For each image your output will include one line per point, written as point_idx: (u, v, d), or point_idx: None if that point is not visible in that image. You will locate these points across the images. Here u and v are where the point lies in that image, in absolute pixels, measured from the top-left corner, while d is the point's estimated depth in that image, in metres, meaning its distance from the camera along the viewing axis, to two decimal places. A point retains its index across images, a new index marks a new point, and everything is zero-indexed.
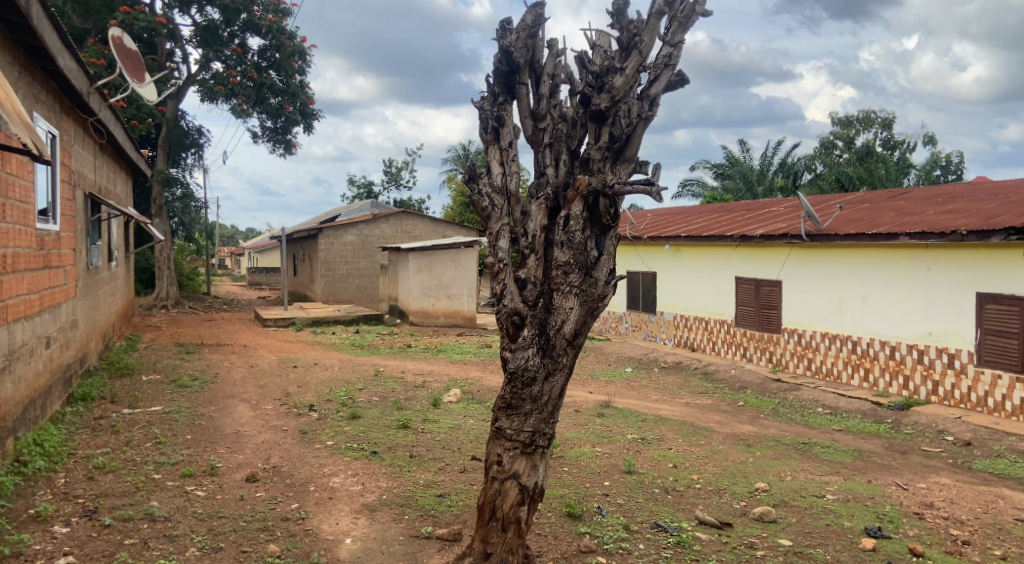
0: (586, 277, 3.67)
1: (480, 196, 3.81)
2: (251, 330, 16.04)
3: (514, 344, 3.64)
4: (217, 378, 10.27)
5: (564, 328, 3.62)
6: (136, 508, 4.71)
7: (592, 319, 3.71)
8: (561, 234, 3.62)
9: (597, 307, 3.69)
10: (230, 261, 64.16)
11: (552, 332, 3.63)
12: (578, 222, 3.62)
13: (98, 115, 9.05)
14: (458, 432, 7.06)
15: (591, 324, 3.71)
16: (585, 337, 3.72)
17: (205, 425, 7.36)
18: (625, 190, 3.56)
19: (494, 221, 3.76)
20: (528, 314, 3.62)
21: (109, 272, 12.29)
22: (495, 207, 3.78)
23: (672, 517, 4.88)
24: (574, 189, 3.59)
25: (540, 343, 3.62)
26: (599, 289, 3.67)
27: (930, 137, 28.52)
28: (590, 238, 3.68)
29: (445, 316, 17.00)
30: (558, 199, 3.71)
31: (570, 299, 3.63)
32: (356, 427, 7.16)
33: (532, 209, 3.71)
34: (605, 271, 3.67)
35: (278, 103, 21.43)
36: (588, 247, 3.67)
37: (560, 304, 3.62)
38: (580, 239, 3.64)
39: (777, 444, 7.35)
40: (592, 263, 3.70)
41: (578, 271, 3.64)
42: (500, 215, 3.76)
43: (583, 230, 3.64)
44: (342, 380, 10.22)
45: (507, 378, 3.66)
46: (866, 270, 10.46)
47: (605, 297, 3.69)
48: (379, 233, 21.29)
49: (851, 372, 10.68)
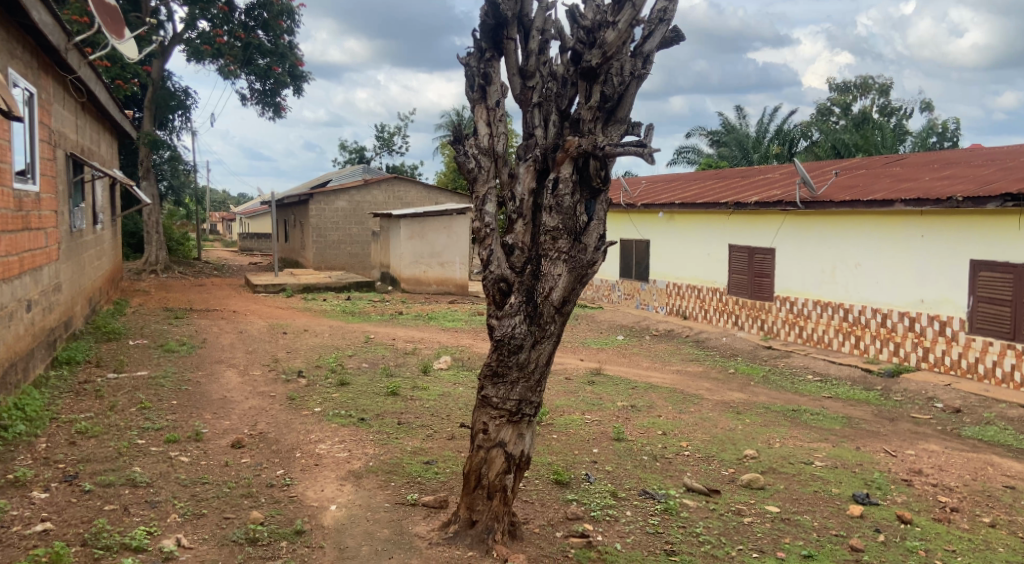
0: (576, 243, 3.53)
1: (466, 157, 3.70)
2: (242, 295, 15.92)
3: (501, 311, 3.58)
4: (206, 343, 10.19)
5: (553, 295, 3.50)
6: (117, 474, 4.66)
7: (581, 285, 3.59)
8: (550, 198, 3.49)
9: (586, 273, 3.56)
10: (221, 228, 63.70)
11: (539, 300, 3.52)
12: (567, 184, 3.47)
13: (78, 73, 8.83)
14: (447, 399, 7.02)
15: (580, 290, 3.58)
16: (574, 303, 3.60)
17: (192, 391, 7.30)
18: (617, 152, 3.42)
19: (481, 184, 3.68)
20: (514, 281, 3.56)
21: (94, 236, 12.13)
22: (482, 169, 3.69)
23: (661, 484, 4.85)
24: (563, 150, 3.45)
25: (527, 310, 3.53)
26: (588, 255, 3.54)
27: (927, 104, 28.31)
28: (580, 201, 3.55)
29: (437, 284, 16.91)
30: (547, 159, 3.59)
31: (558, 264, 3.50)
32: (344, 394, 7.11)
33: (520, 171, 3.61)
34: (595, 237, 3.54)
35: (267, 64, 21.02)
36: (579, 211, 3.54)
37: (547, 271, 3.51)
38: (569, 203, 3.49)
39: (767, 412, 7.34)
40: (582, 229, 3.56)
41: (567, 236, 3.50)
42: (487, 179, 3.68)
43: (573, 193, 3.50)
44: (333, 347, 10.16)
45: (493, 345, 3.59)
46: (859, 237, 10.40)
47: (595, 263, 3.56)
48: (370, 199, 21.06)
49: (842, 339, 10.69)
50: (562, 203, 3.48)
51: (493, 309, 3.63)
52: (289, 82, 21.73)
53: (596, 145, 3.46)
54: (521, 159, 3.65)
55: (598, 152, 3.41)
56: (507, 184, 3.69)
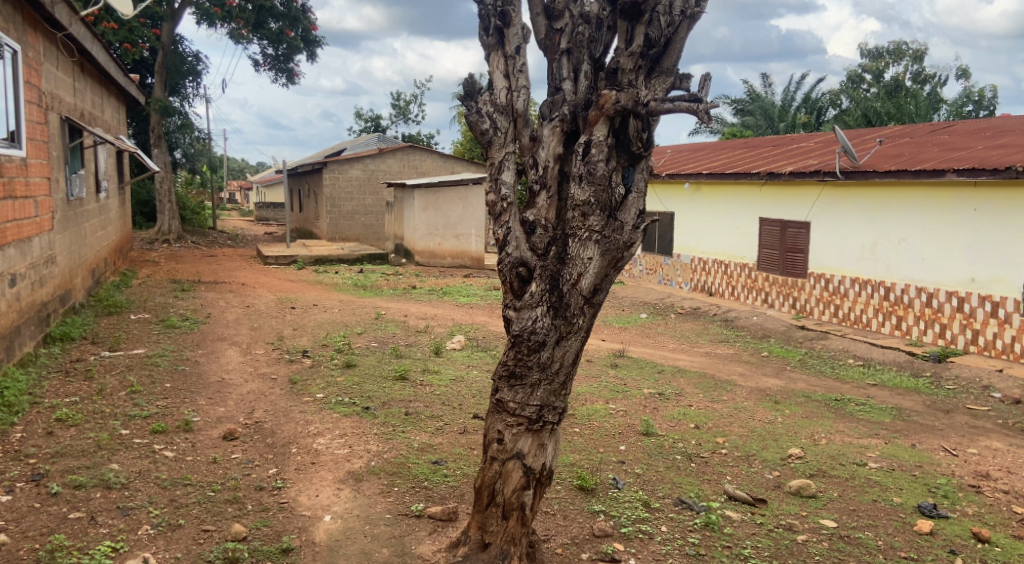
0: (612, 220, 2.96)
1: (479, 117, 3.08)
2: (252, 267, 15.46)
3: (519, 302, 3.00)
4: (210, 318, 9.73)
5: (581, 283, 2.96)
6: (91, 472, 4.19)
7: (614, 272, 3.03)
8: (582, 166, 2.91)
9: (622, 257, 3.00)
10: (239, 196, 63.46)
11: (568, 289, 2.96)
12: (600, 150, 2.90)
13: (69, 30, 8.28)
14: (459, 385, 6.50)
15: (613, 278, 3.03)
16: (606, 292, 3.05)
17: (189, 372, 6.83)
18: (664, 109, 2.84)
19: (497, 148, 3.08)
20: (536, 265, 2.98)
21: (97, 204, 11.68)
22: (498, 131, 3.08)
23: (699, 491, 4.32)
24: (597, 107, 2.87)
25: (551, 301, 2.96)
26: (625, 235, 2.98)
27: (963, 70, 27.03)
28: (617, 168, 2.97)
29: (452, 257, 16.37)
30: (577, 120, 3.03)
31: (590, 245, 2.94)
32: (350, 378, 6.60)
33: (544, 133, 3.03)
34: (634, 213, 2.98)
35: (279, 28, 20.39)
36: (616, 182, 2.97)
37: (576, 253, 2.95)
38: (603, 172, 2.91)
39: (809, 402, 6.75)
40: (617, 204, 2.99)
41: (599, 212, 2.93)
42: (505, 142, 3.09)
43: (610, 161, 2.93)
44: (342, 323, 9.67)
45: (510, 341, 3.03)
46: (903, 209, 9.70)
47: (634, 244, 3.01)
48: (385, 168, 20.45)
49: (882, 319, 10.01)
50: (596, 170, 2.90)
51: (510, 299, 3.07)
52: (303, 47, 21.11)
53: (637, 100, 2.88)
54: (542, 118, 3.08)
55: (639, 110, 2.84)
56: (529, 148, 3.11)
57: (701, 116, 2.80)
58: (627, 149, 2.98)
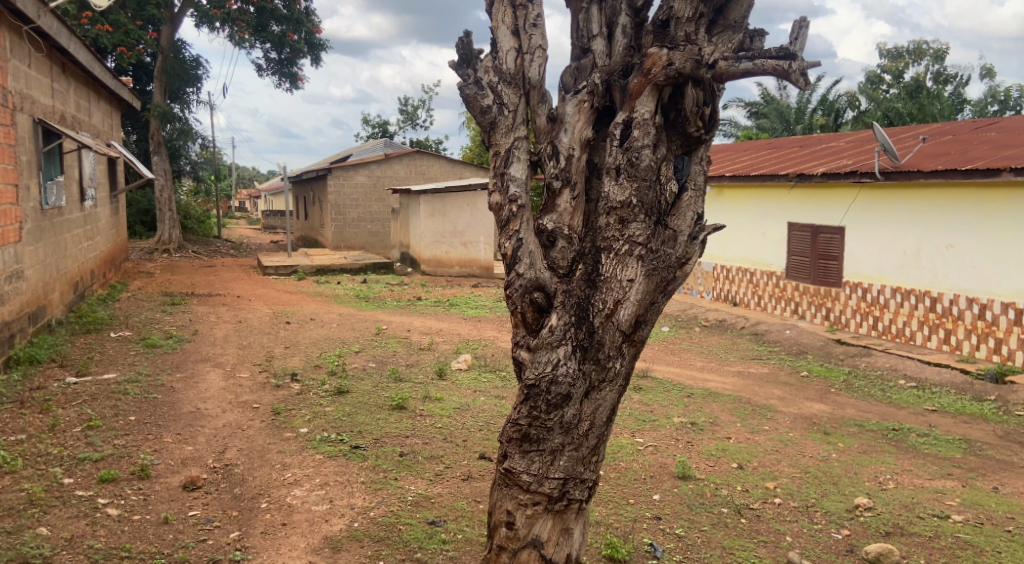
0: (658, 228, 2.50)
1: (480, 91, 2.66)
2: (250, 278, 14.73)
3: (535, 340, 2.45)
4: (197, 336, 8.98)
5: (619, 314, 2.42)
6: (9, 540, 3.42)
7: (662, 298, 2.52)
8: (624, 155, 2.50)
9: (671, 279, 2.51)
10: (249, 204, 63.03)
11: (602, 321, 2.42)
12: (643, 130, 2.49)
13: (37, 23, 7.57)
14: (464, 415, 5.73)
15: (661, 305, 2.52)
16: (651, 325, 2.51)
17: (160, 402, 6.06)
18: (739, 69, 2.64)
19: (503, 132, 2.64)
20: (558, 291, 2.47)
21: (81, 213, 10.98)
22: (505, 108, 2.65)
23: (754, 558, 3.53)
24: (643, 74, 2.47)
25: (579, 338, 2.42)
26: (677, 250, 2.50)
27: (987, 69, 25.97)
28: (666, 159, 2.55)
29: (460, 266, 15.55)
30: (612, 92, 2.63)
31: (632, 262, 2.45)
32: (340, 408, 5.82)
33: (567, 111, 2.61)
34: (690, 218, 2.52)
35: (281, 31, 19.72)
36: (664, 173, 2.53)
37: (613, 274, 2.45)
38: (650, 163, 2.49)
39: (863, 433, 5.92)
40: (668, 207, 2.53)
41: (643, 216, 2.48)
42: (512, 125, 2.66)
43: (658, 150, 2.52)
44: (338, 341, 8.90)
45: (524, 394, 2.44)
46: (949, 211, 8.85)
47: (688, 257, 2.52)
48: (391, 174, 19.77)
49: (928, 333, 9.14)
50: (641, 161, 2.47)
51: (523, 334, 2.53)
52: (307, 51, 20.45)
53: (700, 60, 2.47)
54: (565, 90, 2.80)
55: (704, 69, 2.48)
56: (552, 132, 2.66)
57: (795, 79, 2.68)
58: (682, 132, 2.56)
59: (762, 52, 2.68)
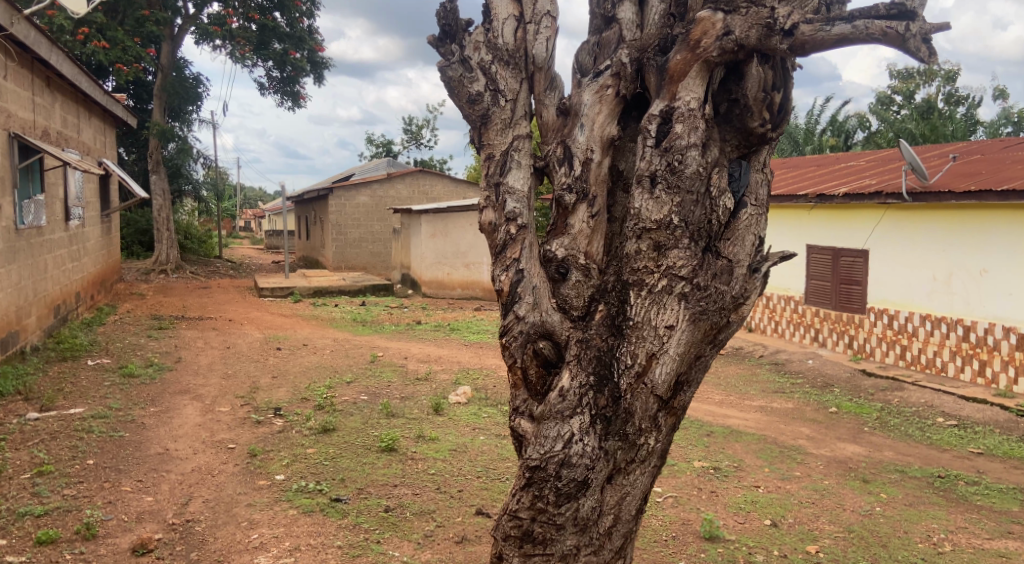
0: (705, 258, 2.49)
1: (470, 79, 2.86)
2: (244, 300, 14.19)
3: (543, 406, 2.56)
4: (179, 364, 8.42)
5: (656, 374, 2.44)
6: None
7: (711, 348, 2.55)
8: (669, 156, 2.48)
9: (725, 322, 2.52)
10: (253, 224, 62.71)
11: (630, 382, 2.44)
12: (688, 121, 2.50)
13: (8, 31, 7.09)
14: (461, 458, 5.14)
15: (709, 357, 2.55)
16: (692, 387, 2.55)
17: (126, 442, 5.49)
18: (830, 34, 2.51)
19: (495, 132, 2.85)
20: (572, 342, 2.57)
21: (66, 232, 10.47)
22: (498, 101, 2.85)
23: None
24: (690, 48, 2.51)
25: (598, 407, 2.48)
26: (734, 290, 2.52)
27: (1000, 91, 25.32)
28: (721, 161, 2.59)
29: (462, 288, 14.97)
30: (642, 73, 2.68)
31: (671, 304, 2.44)
32: (323, 450, 5.24)
33: (585, 101, 2.71)
34: (751, 244, 2.55)
35: (283, 49, 19.37)
36: (712, 178, 2.51)
37: (654, 319, 2.44)
38: (697, 171, 2.47)
39: (906, 481, 5.30)
40: (720, 232, 2.54)
41: (692, 239, 2.47)
42: (511, 118, 2.85)
43: (707, 152, 2.51)
44: (330, 370, 8.32)
45: (529, 471, 2.54)
46: (984, 234, 8.23)
47: (745, 294, 2.54)
48: (394, 194, 19.32)
49: (961, 364, 8.55)
50: (688, 166, 2.46)
51: (530, 395, 2.65)
52: (309, 69, 20.08)
53: (773, 25, 2.44)
54: (582, 74, 2.88)
55: (777, 37, 2.44)
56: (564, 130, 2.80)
57: (911, 45, 2.43)
58: (736, 128, 2.69)
59: (870, 14, 2.46)
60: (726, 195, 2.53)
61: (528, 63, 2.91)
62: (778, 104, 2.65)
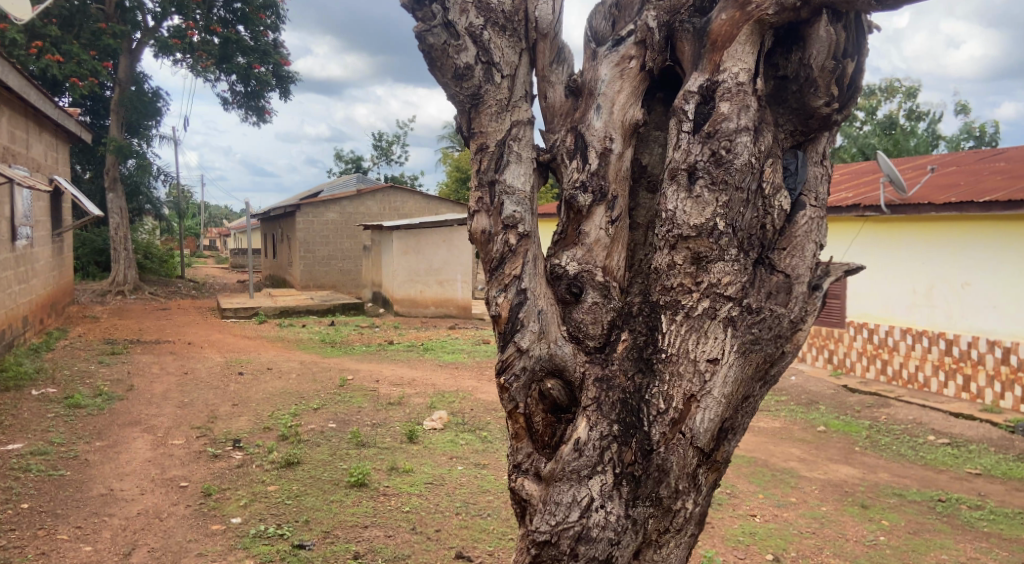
0: (759, 274, 2.48)
1: (458, 55, 2.68)
2: (206, 322, 13.59)
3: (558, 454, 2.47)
4: (132, 392, 7.87)
5: (696, 420, 2.36)
6: None
7: (757, 387, 2.51)
8: (713, 143, 2.43)
9: (774, 358, 2.49)
10: (218, 243, 61.50)
11: (665, 431, 2.36)
12: (735, 98, 2.45)
13: None
14: (437, 493, 4.74)
15: (756, 394, 2.51)
16: (736, 436, 2.49)
17: (66, 482, 4.98)
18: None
19: (490, 117, 2.72)
20: (589, 382, 2.51)
21: (11, 254, 9.85)
22: (495, 83, 2.72)
23: None
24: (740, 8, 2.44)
25: (624, 463, 2.40)
26: (789, 319, 2.47)
27: (961, 106, 25.73)
28: (775, 152, 2.60)
29: (435, 306, 14.64)
30: (670, 41, 2.66)
31: (715, 335, 2.38)
32: (286, 487, 4.79)
33: (603, 75, 2.68)
34: (814, 252, 2.53)
35: (247, 63, 18.86)
36: (765, 172, 2.50)
37: (696, 350, 2.37)
38: (750, 160, 2.43)
39: (907, 506, 5.02)
40: (770, 243, 2.53)
41: (737, 249, 2.43)
42: (509, 101, 2.74)
43: (758, 138, 2.48)
44: (295, 396, 7.83)
45: (548, 537, 2.42)
46: (965, 246, 8.08)
47: (805, 315, 2.50)
48: (363, 210, 18.88)
49: (944, 379, 8.36)
50: (738, 158, 2.41)
51: (535, 448, 2.60)
52: (275, 84, 19.57)
53: None
54: (597, 44, 2.82)
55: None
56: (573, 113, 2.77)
57: None
58: (793, 109, 2.63)
59: None
60: (781, 192, 2.53)
61: (528, 30, 2.80)
62: (847, 81, 2.60)
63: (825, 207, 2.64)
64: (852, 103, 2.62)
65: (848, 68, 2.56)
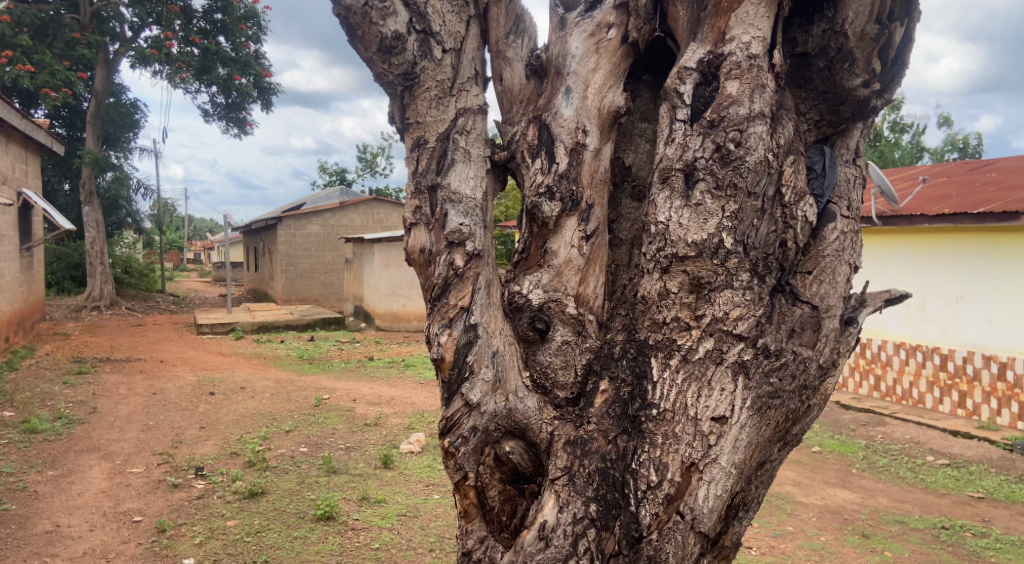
0: (780, 305, 2.21)
1: (384, 22, 2.40)
2: (181, 338, 13.17)
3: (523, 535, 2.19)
4: (94, 415, 7.46)
5: (700, 493, 2.06)
6: None
7: (776, 446, 2.22)
8: (718, 133, 2.16)
9: (796, 412, 2.21)
10: (202, 256, 60.87)
11: (658, 513, 2.06)
12: (746, 76, 2.18)
13: None
14: (410, 526, 4.40)
15: (773, 454, 2.23)
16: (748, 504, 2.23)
17: (9, 518, 4.60)
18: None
19: (428, 105, 2.49)
20: (559, 446, 2.25)
21: None
22: (434, 62, 2.49)
23: None
24: None
25: (605, 555, 2.10)
26: (811, 371, 2.19)
27: (945, 118, 25.79)
28: (798, 147, 2.31)
29: (418, 320, 14.31)
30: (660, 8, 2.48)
31: (725, 388, 2.09)
32: (247, 522, 4.44)
33: (575, 47, 2.50)
34: (849, 275, 2.29)
35: (228, 74, 18.50)
36: (785, 173, 2.21)
37: (707, 404, 2.08)
38: (767, 157, 2.16)
39: (909, 534, 4.74)
40: (795, 267, 2.27)
41: (752, 276, 2.17)
42: (450, 86, 2.50)
43: (780, 126, 2.21)
44: (267, 418, 7.45)
45: None
46: (959, 258, 7.88)
47: (836, 361, 2.26)
48: (347, 223, 18.55)
49: (940, 395, 8.04)
50: (750, 153, 2.14)
51: (490, 530, 2.34)
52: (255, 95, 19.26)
53: None
54: (565, 9, 2.62)
55: None
56: (535, 99, 2.64)
57: None
58: (819, 91, 2.39)
59: None
60: (805, 200, 2.23)
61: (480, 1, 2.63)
62: (892, 55, 2.33)
63: (859, 216, 2.41)
64: (896, 83, 2.36)
65: (894, 35, 2.26)
